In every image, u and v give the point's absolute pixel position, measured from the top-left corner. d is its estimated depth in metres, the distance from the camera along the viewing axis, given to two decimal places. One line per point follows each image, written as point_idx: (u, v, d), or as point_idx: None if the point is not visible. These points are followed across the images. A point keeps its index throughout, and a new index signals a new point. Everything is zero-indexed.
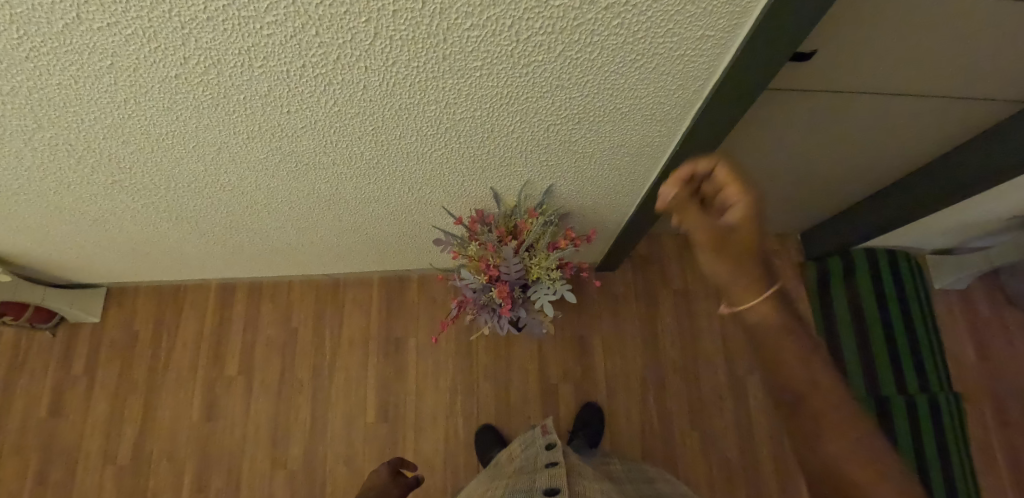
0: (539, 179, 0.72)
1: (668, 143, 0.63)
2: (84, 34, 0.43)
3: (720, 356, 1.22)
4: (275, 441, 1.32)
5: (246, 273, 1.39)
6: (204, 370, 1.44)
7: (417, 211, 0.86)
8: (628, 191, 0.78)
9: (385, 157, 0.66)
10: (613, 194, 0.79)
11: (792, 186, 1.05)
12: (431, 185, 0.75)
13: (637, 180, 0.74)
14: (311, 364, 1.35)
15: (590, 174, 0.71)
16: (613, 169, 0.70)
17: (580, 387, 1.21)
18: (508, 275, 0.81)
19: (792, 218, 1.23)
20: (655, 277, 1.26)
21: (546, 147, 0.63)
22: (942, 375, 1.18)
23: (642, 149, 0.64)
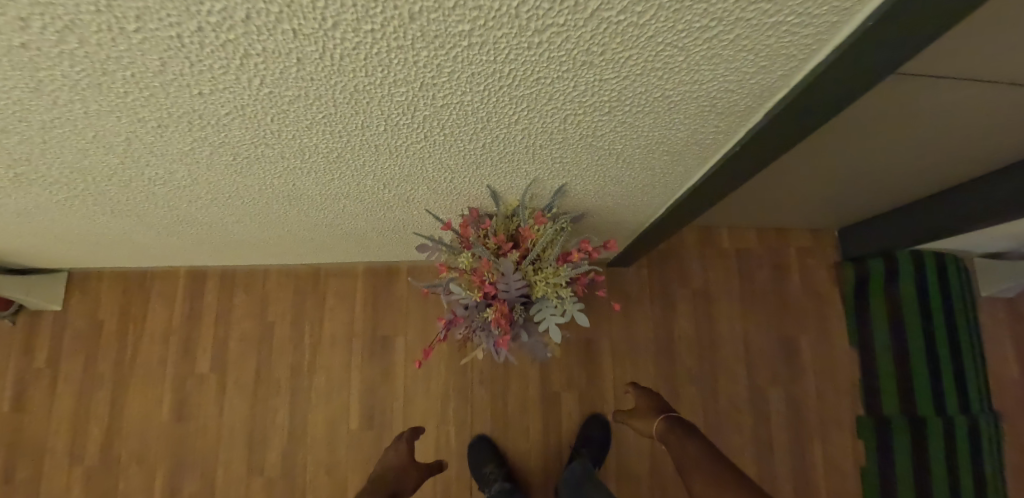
0: (548, 178, 0.57)
1: (721, 140, 0.48)
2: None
3: (741, 366, 1.09)
4: (250, 445, 1.20)
5: (214, 262, 1.23)
6: (174, 365, 1.31)
7: (397, 210, 0.71)
8: (658, 192, 0.63)
9: (348, 152, 0.51)
10: (639, 195, 0.64)
11: (840, 179, 0.89)
12: (411, 183, 0.60)
13: (671, 181, 0.59)
14: (289, 363, 1.22)
15: (614, 174, 0.56)
16: (644, 168, 0.54)
17: (585, 397, 1.09)
18: (507, 294, 0.64)
19: (832, 212, 1.07)
20: (674, 275, 1.12)
21: (560, 143, 0.48)
22: (982, 381, 1.09)
23: (687, 146, 0.49)
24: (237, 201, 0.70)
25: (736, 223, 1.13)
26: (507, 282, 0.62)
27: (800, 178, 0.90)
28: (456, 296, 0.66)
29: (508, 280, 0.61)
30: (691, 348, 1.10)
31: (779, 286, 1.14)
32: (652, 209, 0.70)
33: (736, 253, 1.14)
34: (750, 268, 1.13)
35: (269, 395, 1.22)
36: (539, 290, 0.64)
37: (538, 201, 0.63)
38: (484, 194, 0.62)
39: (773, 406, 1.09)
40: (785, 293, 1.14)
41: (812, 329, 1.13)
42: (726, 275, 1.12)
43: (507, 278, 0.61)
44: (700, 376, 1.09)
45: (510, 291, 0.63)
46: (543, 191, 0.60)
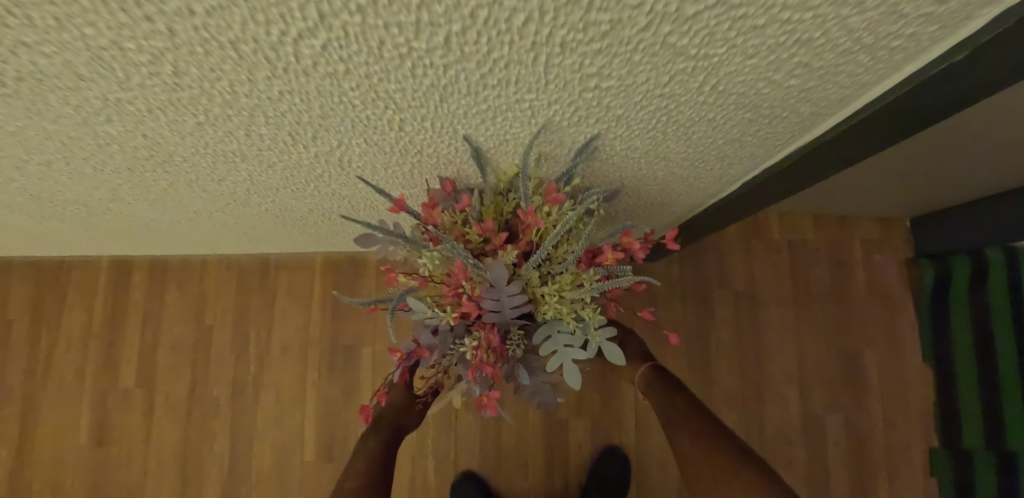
0: (570, 131, 0.33)
1: (920, 49, 0.24)
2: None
3: (792, 387, 0.88)
4: (184, 478, 0.98)
5: (133, 251, 0.97)
6: (93, 378, 1.07)
7: (333, 185, 0.47)
8: (737, 159, 0.40)
9: (203, 78, 0.27)
10: (706, 164, 0.41)
11: (953, 154, 0.66)
12: (342, 141, 0.36)
13: (768, 140, 0.36)
14: (230, 377, 0.98)
15: (683, 124, 0.33)
16: (737, 113, 0.31)
17: (598, 425, 0.87)
18: (498, 317, 0.39)
19: (917, 199, 0.84)
20: (712, 273, 0.89)
21: (604, 55, 0.25)
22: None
23: (843, 64, 0.26)
24: (87, 169, 0.46)
25: (791, 209, 0.89)
26: (499, 299, 0.37)
27: (898, 156, 0.66)
28: (418, 316, 0.42)
29: (501, 296, 0.37)
30: (732, 365, 0.87)
31: (841, 289, 0.91)
32: (719, 185, 0.47)
33: (788, 246, 0.91)
34: (805, 265, 0.91)
35: (206, 417, 0.98)
36: (549, 311, 0.40)
37: (548, 171, 0.39)
38: (463, 157, 0.38)
39: (831, 438, 0.88)
40: (847, 296, 0.91)
41: (878, 342, 0.92)
42: (776, 275, 0.90)
43: (499, 293, 0.37)
44: (743, 400, 0.87)
45: (503, 312, 0.39)
46: (557, 154, 0.37)
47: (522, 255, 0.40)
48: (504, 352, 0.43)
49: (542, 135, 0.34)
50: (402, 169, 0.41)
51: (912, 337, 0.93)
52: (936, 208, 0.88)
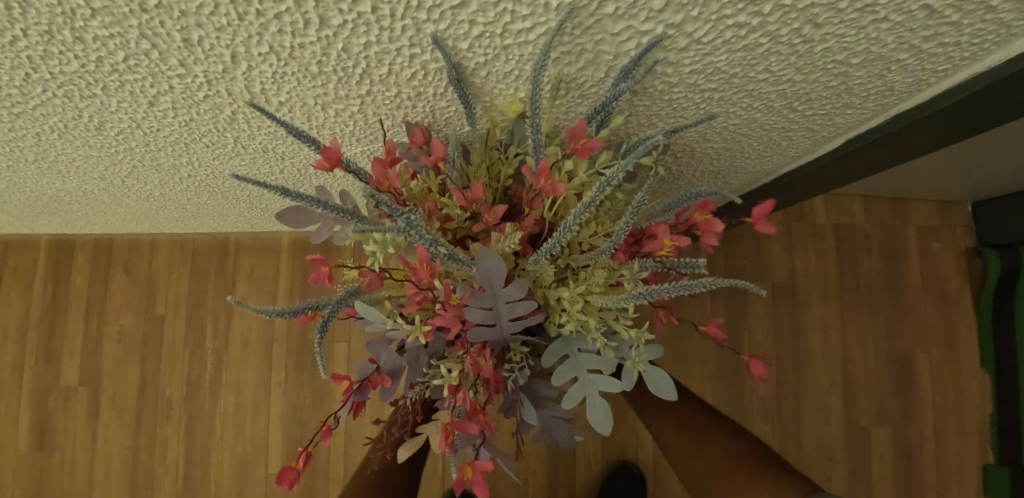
0: (621, 32, 0.20)
1: None
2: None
3: (835, 395, 0.76)
4: (134, 489, 0.86)
5: (68, 229, 0.83)
6: (31, 374, 0.93)
7: (260, 138, 0.33)
8: (859, 98, 0.26)
9: None
10: (809, 106, 0.27)
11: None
12: (241, 55, 0.22)
13: (933, 59, 0.22)
14: (185, 375, 0.85)
15: (814, 21, 0.19)
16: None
17: (610, 438, 0.75)
18: (493, 335, 0.26)
19: (996, 182, 0.70)
20: (746, 263, 0.75)
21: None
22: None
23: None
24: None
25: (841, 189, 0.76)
26: (495, 308, 0.24)
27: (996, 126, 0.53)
28: (375, 328, 0.28)
29: (497, 302, 0.23)
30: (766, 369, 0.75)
31: (894, 282, 0.78)
32: (813, 141, 0.33)
33: (835, 233, 0.77)
34: (854, 254, 0.77)
35: (158, 421, 0.86)
36: (567, 324, 0.27)
37: (574, 108, 0.26)
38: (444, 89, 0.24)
39: (876, 453, 0.76)
40: (901, 290, 0.78)
41: (934, 345, 0.79)
42: (820, 265, 0.77)
43: (493, 299, 0.23)
44: (777, 410, 0.75)
45: (499, 327, 0.25)
46: (591, 81, 0.23)
47: (528, 241, 0.27)
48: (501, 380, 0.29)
49: (574, 38, 0.20)
50: (348, 108, 0.27)
51: (974, 341, 0.80)
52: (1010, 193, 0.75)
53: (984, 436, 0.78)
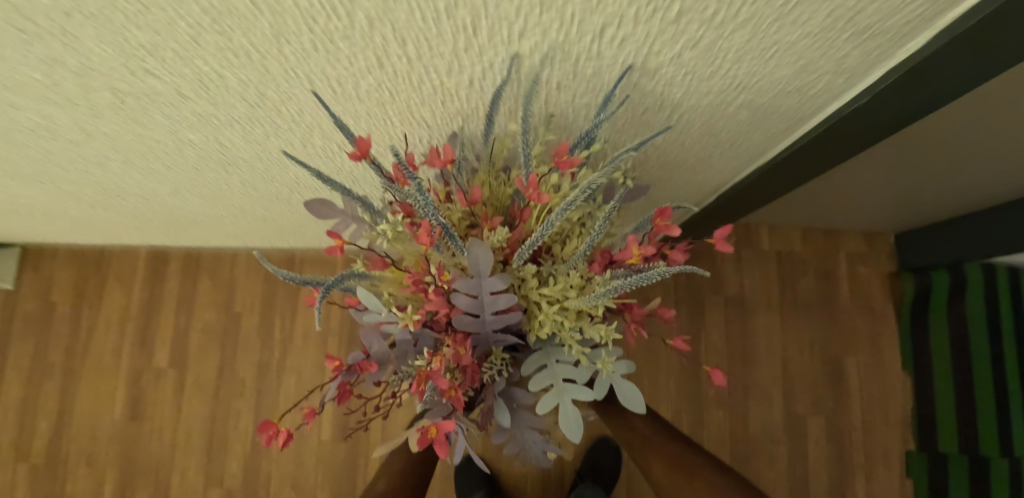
0: (593, 97, 0.36)
1: (845, 77, 0.35)
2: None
3: (777, 388, 0.94)
4: (209, 453, 1.06)
5: (173, 241, 1.07)
6: (129, 357, 1.16)
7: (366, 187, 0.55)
8: (750, 133, 0.44)
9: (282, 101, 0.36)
10: (721, 136, 0.45)
11: (927, 177, 0.72)
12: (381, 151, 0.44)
13: (784, 114, 0.41)
14: (255, 361, 1.07)
15: (714, 94, 0.36)
16: (772, 85, 0.36)
17: None
18: (476, 325, 0.39)
19: (899, 217, 0.90)
20: (704, 279, 0.95)
21: (670, 26, 0.28)
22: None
23: (877, 38, 0.30)
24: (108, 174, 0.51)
25: (780, 222, 0.95)
26: (478, 296, 0.36)
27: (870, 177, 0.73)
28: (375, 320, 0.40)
29: (481, 293, 0.36)
30: (720, 364, 0.93)
31: (828, 298, 0.97)
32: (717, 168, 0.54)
33: (777, 257, 0.97)
34: (794, 274, 0.97)
35: (231, 397, 1.07)
36: (550, 321, 0.40)
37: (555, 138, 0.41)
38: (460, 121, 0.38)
39: (812, 438, 0.93)
40: (834, 305, 0.97)
41: (862, 350, 0.97)
42: (766, 283, 0.96)
43: (478, 288, 0.36)
44: (729, 399, 0.93)
45: (481, 318, 0.38)
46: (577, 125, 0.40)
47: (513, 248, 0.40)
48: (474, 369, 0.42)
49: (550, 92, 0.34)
50: None
51: (894, 347, 0.98)
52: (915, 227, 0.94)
53: (905, 428, 0.95)
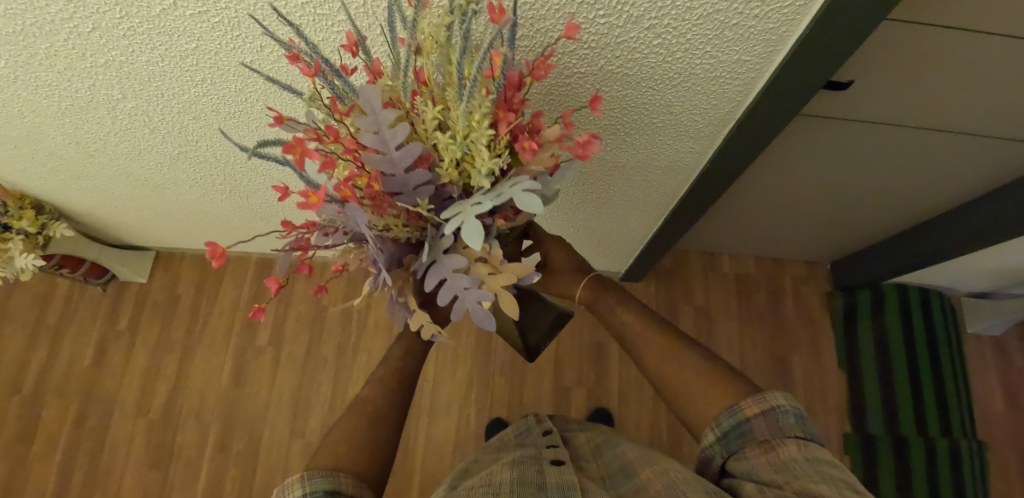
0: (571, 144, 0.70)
1: (699, 156, 0.74)
2: (117, 28, 0.55)
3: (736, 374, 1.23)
4: (295, 412, 1.41)
5: (288, 249, 1.46)
6: (237, 337, 1.51)
7: None
8: (698, 116, 0.63)
9: None
10: (659, 151, 0.72)
11: (823, 208, 1.09)
12: None
13: (678, 173, 0.79)
14: (337, 342, 1.46)
15: (674, 74, 0.55)
16: (681, 115, 0.63)
17: (593, 392, 1.28)
18: (390, 170, 0.36)
19: (827, 244, 1.26)
20: (677, 292, 1.32)
21: (639, 18, 0.47)
22: (965, 415, 1.22)
23: (736, 77, 0.55)
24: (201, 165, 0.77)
25: (736, 252, 1.35)
26: (378, 132, 0.34)
27: (787, 209, 1.11)
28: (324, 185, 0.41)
29: (379, 128, 0.33)
30: None
31: (775, 311, 1.31)
32: (670, 189, 0.86)
33: (735, 277, 1.34)
34: (748, 292, 1.33)
35: (317, 368, 1.45)
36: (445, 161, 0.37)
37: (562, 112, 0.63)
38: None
39: None
40: (779, 316, 1.31)
41: (802, 352, 1.28)
42: (726, 297, 1.32)
43: (376, 124, 0.34)
44: None
45: (390, 156, 0.35)
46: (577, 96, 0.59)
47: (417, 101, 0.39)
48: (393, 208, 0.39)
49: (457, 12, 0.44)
50: None
51: (831, 351, 1.28)
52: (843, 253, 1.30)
53: (842, 415, 1.22)
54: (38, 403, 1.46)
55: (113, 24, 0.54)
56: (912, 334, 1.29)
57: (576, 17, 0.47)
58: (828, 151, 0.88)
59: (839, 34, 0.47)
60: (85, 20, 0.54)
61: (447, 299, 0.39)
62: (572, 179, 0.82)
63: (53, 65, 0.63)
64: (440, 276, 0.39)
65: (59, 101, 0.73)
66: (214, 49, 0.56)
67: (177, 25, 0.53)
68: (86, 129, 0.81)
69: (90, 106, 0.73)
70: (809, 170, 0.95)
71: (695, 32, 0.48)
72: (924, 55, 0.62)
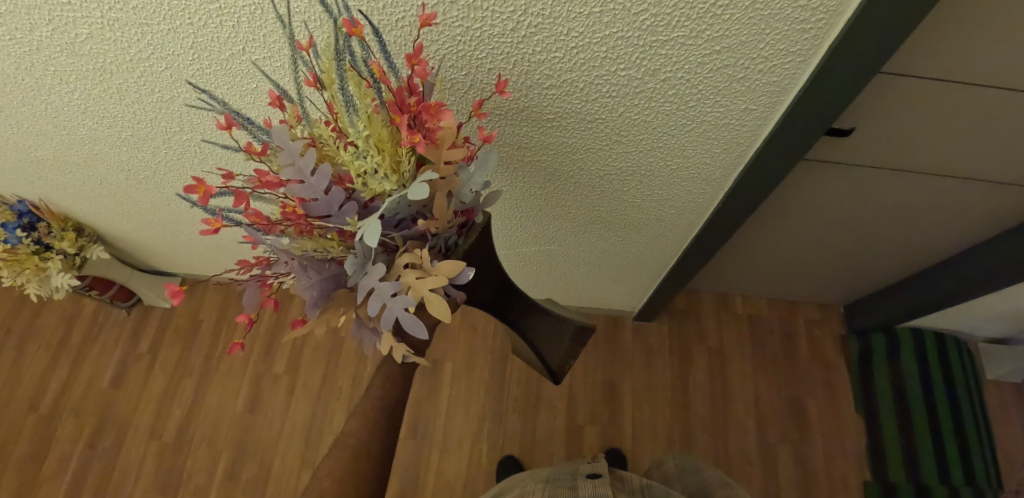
0: (591, 182, 0.75)
1: (711, 200, 0.78)
2: (190, 69, 0.62)
3: (751, 421, 1.27)
4: (306, 441, 1.43)
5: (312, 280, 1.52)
6: (253, 364, 1.52)
7: (502, 250, 1.02)
8: (710, 159, 0.67)
9: None
10: (674, 194, 0.77)
11: (832, 252, 1.12)
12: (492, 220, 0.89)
13: (688, 216, 0.84)
14: (352, 372, 1.49)
15: (687, 120, 0.59)
16: (695, 159, 0.67)
17: (606, 431, 1.27)
18: (312, 195, 0.37)
19: (840, 287, 1.29)
20: (690, 332, 1.37)
21: (656, 72, 0.52)
22: (988, 460, 1.22)
23: (746, 124, 0.60)
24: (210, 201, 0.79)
25: (748, 294, 1.39)
26: (294, 163, 0.36)
27: (797, 253, 1.15)
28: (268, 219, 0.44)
29: (294, 159, 0.36)
30: (704, 397, 1.30)
31: (789, 353, 1.34)
32: (683, 230, 0.89)
33: (749, 319, 1.39)
34: (762, 334, 1.37)
35: (331, 398, 1.47)
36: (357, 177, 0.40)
37: (583, 153, 0.67)
38: (532, 174, 0.73)
39: (782, 462, 1.23)
40: (794, 359, 1.34)
41: (820, 396, 1.30)
42: (739, 338, 1.36)
43: (291, 157, 0.36)
44: (712, 425, 1.27)
45: (309, 183, 0.37)
46: (596, 138, 0.64)
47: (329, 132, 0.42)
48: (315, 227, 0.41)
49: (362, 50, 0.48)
50: (518, 236, 0.96)
51: (849, 399, 1.29)
52: (856, 297, 1.33)
53: (861, 464, 1.22)
54: (53, 422, 1.48)
55: (186, 66, 0.61)
56: (930, 379, 1.30)
57: (597, 70, 0.52)
58: (837, 197, 0.92)
59: (841, 82, 0.51)
60: (161, 60, 0.61)
61: (377, 308, 0.39)
62: (591, 219, 0.87)
63: (121, 98, 0.71)
64: (366, 286, 0.39)
65: (120, 131, 0.80)
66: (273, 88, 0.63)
67: (243, 67, 0.60)
68: (141, 157, 0.88)
69: (148, 136, 0.80)
70: (814, 216, 0.99)
71: (706, 84, 0.53)
72: (924, 107, 0.68)
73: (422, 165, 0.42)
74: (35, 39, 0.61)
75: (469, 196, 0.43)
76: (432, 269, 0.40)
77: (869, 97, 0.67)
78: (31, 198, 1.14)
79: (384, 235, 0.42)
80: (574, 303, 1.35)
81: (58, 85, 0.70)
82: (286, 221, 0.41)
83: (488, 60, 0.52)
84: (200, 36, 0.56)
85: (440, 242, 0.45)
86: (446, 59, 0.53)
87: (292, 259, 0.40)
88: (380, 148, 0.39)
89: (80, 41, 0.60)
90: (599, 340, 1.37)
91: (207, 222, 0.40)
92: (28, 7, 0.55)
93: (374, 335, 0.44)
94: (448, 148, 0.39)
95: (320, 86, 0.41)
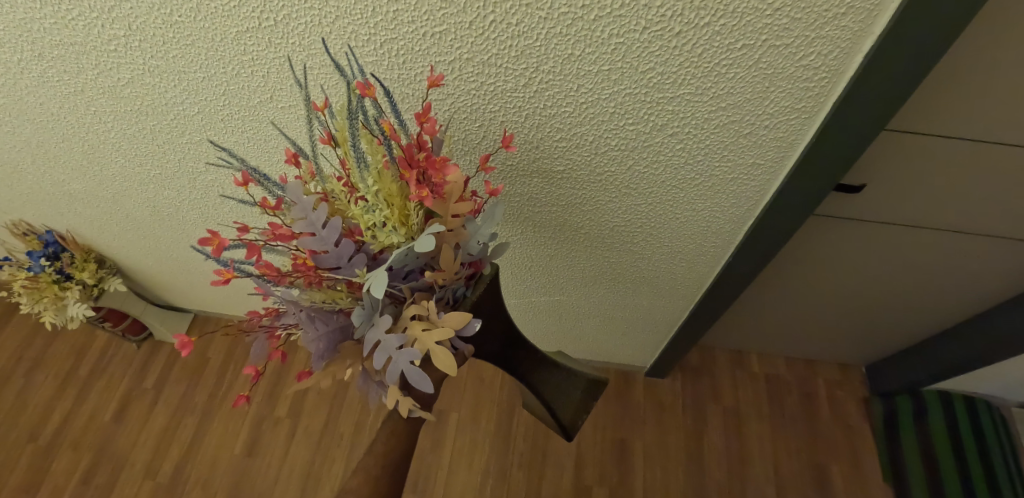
0: (600, 234, 0.75)
1: (721, 255, 0.78)
2: (220, 114, 0.65)
3: (771, 488, 1.19)
4: (303, 489, 1.38)
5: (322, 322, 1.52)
6: (256, 405, 1.50)
7: (512, 300, 1.01)
8: (720, 213, 0.67)
9: None
10: (683, 247, 0.77)
11: (850, 310, 1.09)
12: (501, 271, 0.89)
13: (699, 270, 0.83)
14: (356, 417, 1.46)
15: (696, 174, 0.60)
16: (704, 212, 0.67)
17: (615, 493, 1.21)
18: (322, 248, 0.38)
19: (860, 346, 1.24)
20: (704, 388, 1.33)
21: (663, 126, 0.53)
22: None
23: (753, 180, 0.60)
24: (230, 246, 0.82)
25: (764, 351, 1.36)
26: (307, 217, 0.37)
27: (815, 309, 1.12)
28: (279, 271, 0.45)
29: (306, 213, 0.37)
30: (720, 459, 1.23)
31: (810, 415, 1.28)
32: (694, 285, 0.88)
33: (766, 377, 1.34)
34: (779, 393, 1.31)
35: (332, 444, 1.43)
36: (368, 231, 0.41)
37: (594, 204, 0.68)
38: (541, 224, 0.73)
39: None
40: (815, 422, 1.27)
41: (844, 463, 1.22)
42: (756, 398, 1.31)
43: (304, 211, 0.37)
44: (729, 489, 1.20)
45: (320, 236, 0.38)
46: (607, 189, 0.64)
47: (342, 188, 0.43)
48: (323, 278, 0.41)
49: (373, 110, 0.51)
50: (529, 286, 0.95)
51: (876, 469, 1.21)
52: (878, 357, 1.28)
53: None
54: (49, 455, 1.46)
55: (216, 111, 0.65)
56: (961, 447, 1.22)
57: (607, 124, 0.54)
58: (854, 254, 0.91)
59: (854, 136, 0.52)
60: (193, 104, 0.64)
61: (382, 362, 0.38)
62: (602, 271, 0.87)
63: (154, 138, 0.74)
64: (373, 338, 0.39)
65: (149, 170, 0.83)
66: (294, 135, 0.65)
67: (268, 113, 0.63)
68: (167, 196, 0.91)
69: (176, 176, 0.83)
70: (830, 273, 0.98)
71: (713, 139, 0.54)
72: (936, 166, 0.68)
73: (430, 218, 0.43)
74: (81, 81, 0.65)
75: (476, 248, 0.44)
76: (438, 321, 0.40)
77: (879, 154, 0.68)
78: (59, 229, 1.18)
79: (392, 287, 0.42)
80: (584, 355, 1.32)
81: (97, 124, 0.74)
82: (296, 272, 0.41)
83: (500, 114, 0.54)
84: (232, 85, 0.59)
85: (449, 293, 0.45)
86: (460, 111, 0.54)
87: (300, 310, 0.41)
88: (388, 202, 0.40)
89: (122, 84, 0.64)
90: (609, 393, 1.33)
91: (218, 273, 0.41)
92: (78, 53, 0.59)
93: (381, 388, 0.44)
94: (457, 199, 0.40)
95: (334, 142, 0.42)
